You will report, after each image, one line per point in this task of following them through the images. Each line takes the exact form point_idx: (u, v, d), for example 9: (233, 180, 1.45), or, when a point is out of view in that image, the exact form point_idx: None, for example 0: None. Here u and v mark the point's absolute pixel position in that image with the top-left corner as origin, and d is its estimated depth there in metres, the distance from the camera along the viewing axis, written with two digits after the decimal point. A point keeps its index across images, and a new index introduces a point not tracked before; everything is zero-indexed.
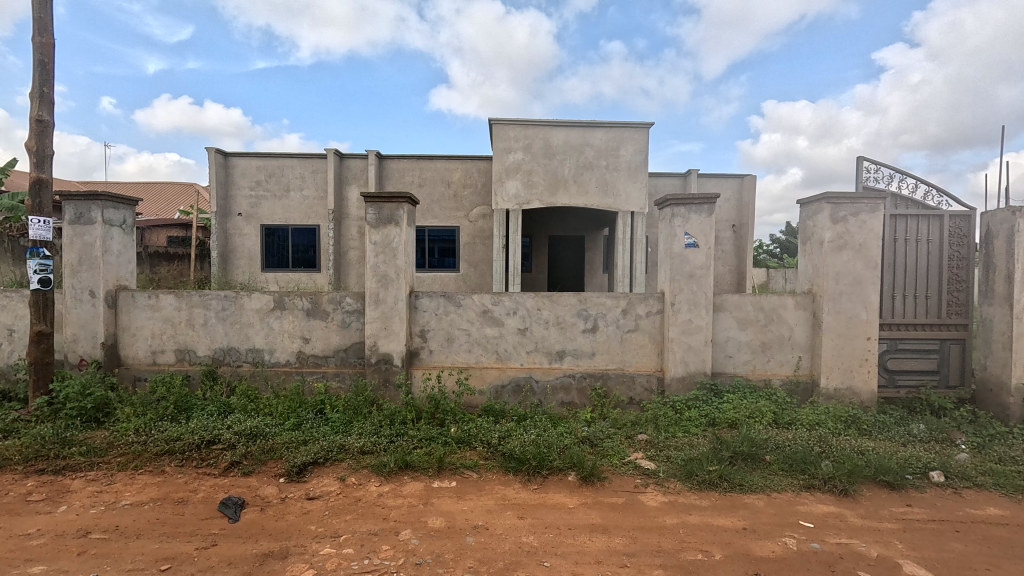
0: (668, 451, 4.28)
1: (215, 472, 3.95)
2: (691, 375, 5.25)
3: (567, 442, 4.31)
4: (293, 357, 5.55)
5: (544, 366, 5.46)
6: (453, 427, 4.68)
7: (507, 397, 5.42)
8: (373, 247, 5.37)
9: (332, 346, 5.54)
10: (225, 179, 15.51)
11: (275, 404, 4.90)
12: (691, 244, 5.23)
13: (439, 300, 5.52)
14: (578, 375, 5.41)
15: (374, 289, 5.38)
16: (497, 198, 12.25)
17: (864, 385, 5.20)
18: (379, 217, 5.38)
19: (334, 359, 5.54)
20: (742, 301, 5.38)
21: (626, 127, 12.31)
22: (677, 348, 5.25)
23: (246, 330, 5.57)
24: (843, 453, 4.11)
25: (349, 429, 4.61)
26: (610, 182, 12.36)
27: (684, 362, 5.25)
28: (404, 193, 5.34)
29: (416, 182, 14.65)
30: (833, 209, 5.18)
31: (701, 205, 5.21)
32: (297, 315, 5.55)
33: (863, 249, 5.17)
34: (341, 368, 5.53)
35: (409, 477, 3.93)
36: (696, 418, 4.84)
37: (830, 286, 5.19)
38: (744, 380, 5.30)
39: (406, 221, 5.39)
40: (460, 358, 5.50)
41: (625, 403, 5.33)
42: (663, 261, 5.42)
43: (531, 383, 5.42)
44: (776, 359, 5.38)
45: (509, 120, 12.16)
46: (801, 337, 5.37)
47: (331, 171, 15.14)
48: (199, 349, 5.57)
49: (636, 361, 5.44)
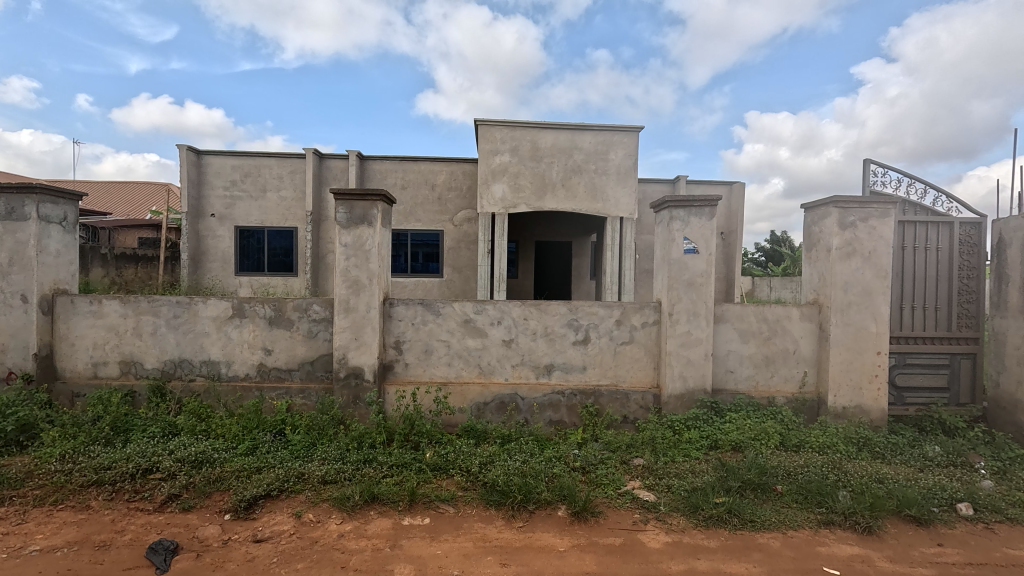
0: (669, 478, 3.84)
1: (149, 508, 3.40)
2: (690, 392, 4.83)
3: (556, 470, 3.85)
4: (254, 370, 5.01)
5: (531, 381, 5.00)
6: (429, 451, 4.20)
7: (490, 416, 4.94)
8: (343, 250, 4.88)
9: (297, 358, 5.02)
10: (199, 179, 14.82)
11: (228, 424, 4.36)
12: (690, 249, 4.84)
13: (417, 308, 5.03)
14: (568, 391, 4.96)
15: (344, 295, 4.88)
16: (483, 201, 11.80)
17: (873, 403, 4.83)
18: (351, 217, 4.88)
19: (300, 373, 5.02)
20: (744, 312, 5.00)
21: (616, 131, 11.99)
22: (675, 363, 4.83)
23: (201, 340, 5.02)
24: (860, 482, 3.70)
25: (311, 454, 4.09)
26: (599, 186, 12.00)
27: (682, 378, 4.83)
28: (379, 190, 4.85)
29: (399, 184, 14.15)
30: (842, 214, 4.83)
31: (702, 208, 4.82)
32: (258, 324, 5.02)
33: (872, 257, 4.82)
34: (307, 383, 5.00)
35: (377, 512, 3.42)
36: (696, 440, 4.41)
37: (838, 296, 4.83)
38: (746, 398, 4.90)
39: (380, 221, 4.90)
40: (438, 372, 5.01)
41: (619, 422, 4.90)
42: (660, 268, 5.01)
43: (517, 400, 4.95)
44: (781, 375, 5.00)
45: (495, 121, 11.75)
46: (807, 351, 5.00)
47: (310, 172, 14.56)
48: (148, 362, 5.00)
49: (630, 377, 5.01)
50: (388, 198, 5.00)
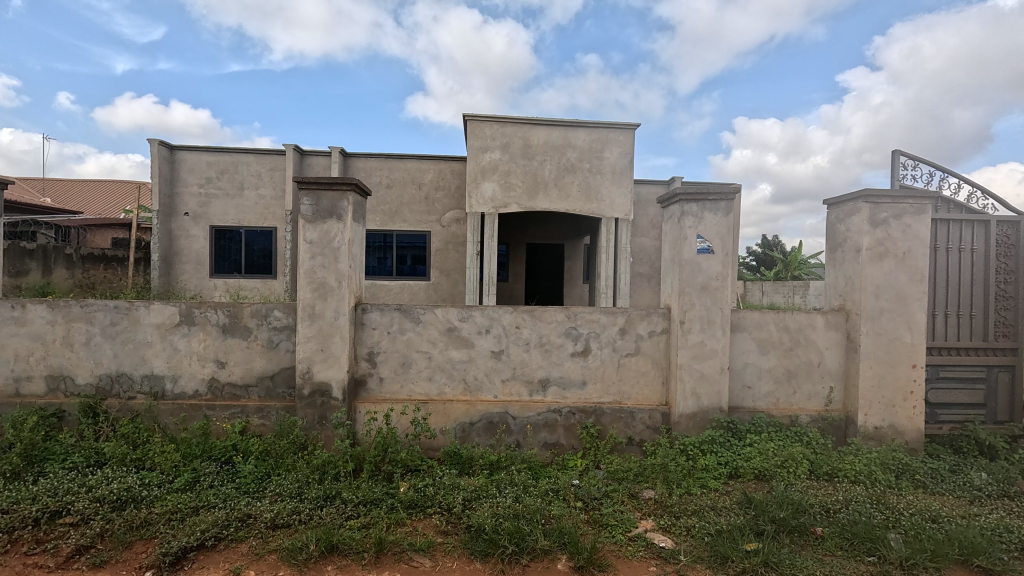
0: (687, 517, 3.25)
1: (49, 566, 2.73)
2: (704, 411, 4.26)
3: (554, 510, 3.24)
4: (204, 386, 4.35)
5: (523, 398, 4.40)
6: (405, 484, 3.56)
7: (476, 438, 4.32)
8: (307, 247, 4.24)
9: (254, 372, 4.36)
10: (171, 176, 14.03)
11: (167, 452, 3.69)
12: (704, 249, 4.28)
13: (393, 315, 4.40)
14: (565, 410, 4.36)
15: (309, 300, 4.24)
16: (472, 200, 11.19)
17: (908, 423, 4.29)
18: (317, 209, 4.25)
19: (258, 389, 4.36)
20: (763, 319, 4.44)
21: (611, 128, 11.47)
22: (686, 378, 4.26)
23: (143, 351, 4.34)
24: (913, 522, 3.14)
25: (263, 489, 3.44)
26: (593, 186, 11.46)
27: (695, 395, 4.26)
28: (349, 178, 4.23)
29: (384, 183, 13.49)
30: (872, 210, 4.30)
31: (717, 201, 4.28)
32: (209, 333, 4.36)
33: (907, 258, 4.29)
34: (266, 401, 4.35)
35: (335, 568, 2.78)
36: (714, 469, 3.83)
37: (868, 302, 4.30)
38: (767, 417, 4.34)
39: (352, 213, 4.27)
40: (418, 389, 4.39)
41: (623, 445, 4.32)
42: (670, 269, 4.45)
43: (507, 421, 4.34)
44: (804, 391, 4.45)
45: (485, 116, 11.16)
46: (833, 364, 4.45)
47: (290, 169, 13.84)
48: (79, 376, 4.31)
49: (635, 394, 4.43)
50: (360, 188, 4.39)
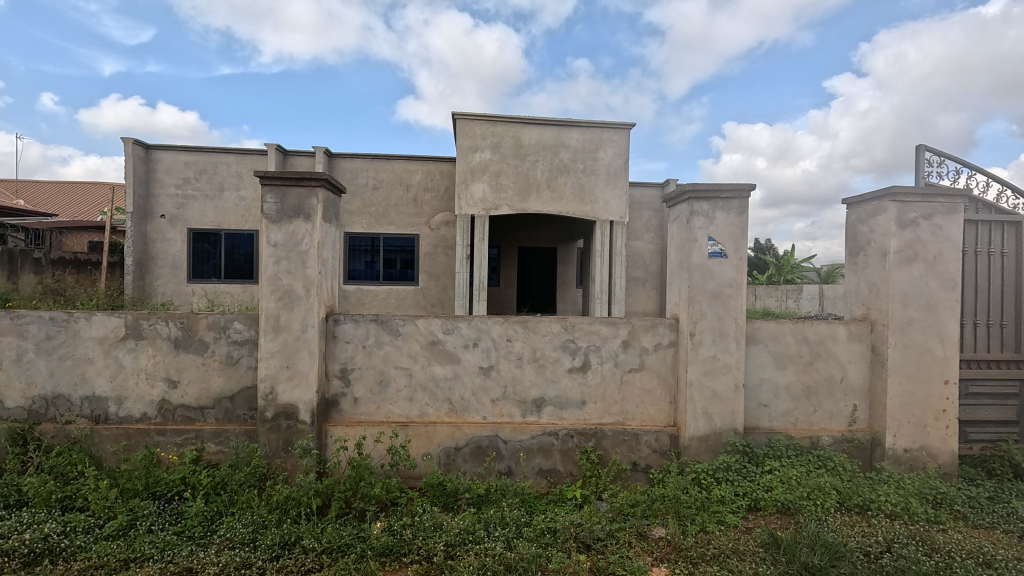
0: (707, 565, 2.80)
1: None
2: (716, 433, 3.83)
3: (552, 558, 2.77)
4: (154, 409, 3.84)
5: (516, 420, 3.93)
6: (379, 525, 3.08)
7: (463, 466, 3.86)
8: (271, 251, 3.74)
9: (211, 392, 3.86)
10: (147, 176, 13.42)
11: (103, 490, 3.18)
12: (716, 253, 3.84)
13: (368, 327, 3.92)
14: (563, 433, 3.90)
15: (273, 311, 3.74)
16: (462, 202, 10.73)
17: (940, 445, 3.88)
18: (281, 208, 3.75)
19: (215, 412, 3.86)
20: (780, 331, 4.02)
21: (605, 128, 11.08)
22: (697, 397, 3.82)
23: (83, 370, 3.82)
24: (967, 570, 2.70)
25: (212, 535, 2.94)
26: (587, 188, 11.04)
27: (706, 416, 3.83)
28: (319, 173, 3.74)
29: (371, 184, 12.98)
30: (900, 209, 3.89)
31: (729, 200, 3.85)
32: (160, 348, 3.85)
33: (938, 263, 3.89)
34: (224, 426, 3.84)
35: None
36: (731, 502, 3.40)
37: (896, 311, 3.89)
38: (785, 440, 3.92)
39: (321, 211, 3.79)
40: (397, 410, 3.92)
41: (627, 471, 3.87)
42: (677, 275, 4.01)
43: (497, 445, 3.88)
44: (825, 410, 4.02)
45: (475, 114, 10.72)
46: (856, 379, 4.03)
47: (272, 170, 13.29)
48: (9, 399, 3.77)
49: (639, 414, 3.99)
50: (331, 184, 3.90)
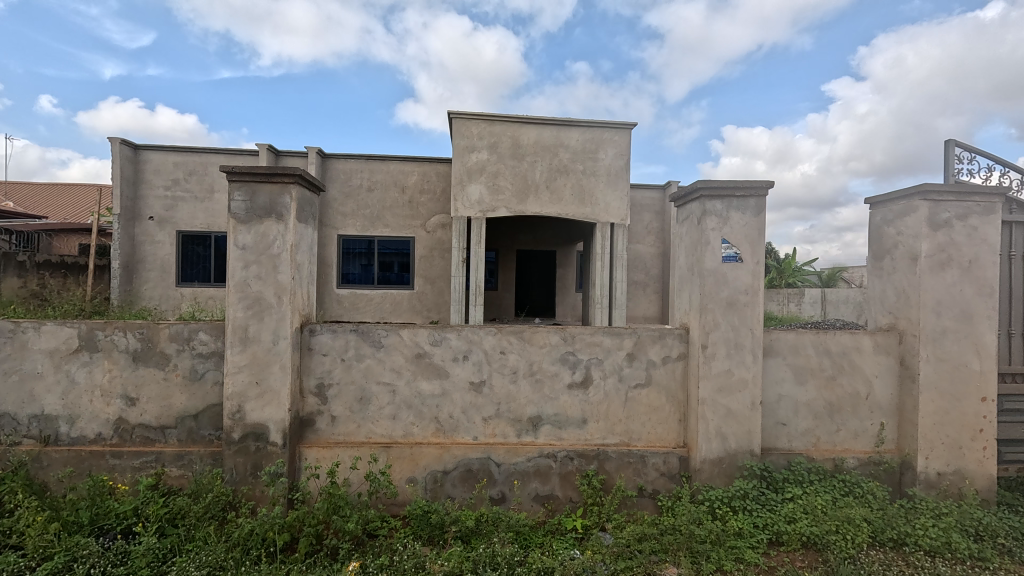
0: None
1: None
2: (731, 456, 3.47)
3: None
4: (109, 428, 3.47)
5: (510, 441, 3.57)
6: (352, 566, 2.71)
7: (452, 491, 3.50)
8: (239, 254, 3.38)
9: (173, 411, 3.49)
10: (135, 177, 13.05)
11: (40, 526, 2.82)
12: (731, 257, 3.50)
13: (348, 338, 3.56)
14: (561, 455, 3.55)
15: (241, 320, 3.38)
16: (458, 203, 10.38)
17: (977, 469, 3.52)
18: (251, 207, 3.39)
19: (177, 432, 3.49)
20: (801, 342, 3.66)
21: (606, 128, 10.74)
22: (710, 415, 3.46)
23: (31, 385, 3.45)
24: None
25: None
26: (587, 189, 10.70)
27: (720, 437, 3.47)
28: (292, 168, 3.38)
29: (365, 186, 12.63)
30: (933, 209, 3.54)
31: (745, 199, 3.50)
32: (117, 361, 3.48)
33: (974, 268, 3.54)
34: (187, 447, 3.48)
35: None
36: (751, 536, 3.03)
37: (929, 321, 3.54)
38: (807, 463, 3.56)
39: (295, 210, 3.43)
40: (379, 430, 3.55)
41: (632, 498, 3.52)
42: (688, 281, 3.66)
43: (489, 469, 3.52)
44: (849, 429, 3.67)
45: (472, 113, 10.39)
46: (883, 395, 3.68)
47: None
48: None
49: (646, 434, 3.63)
50: (305, 181, 3.54)
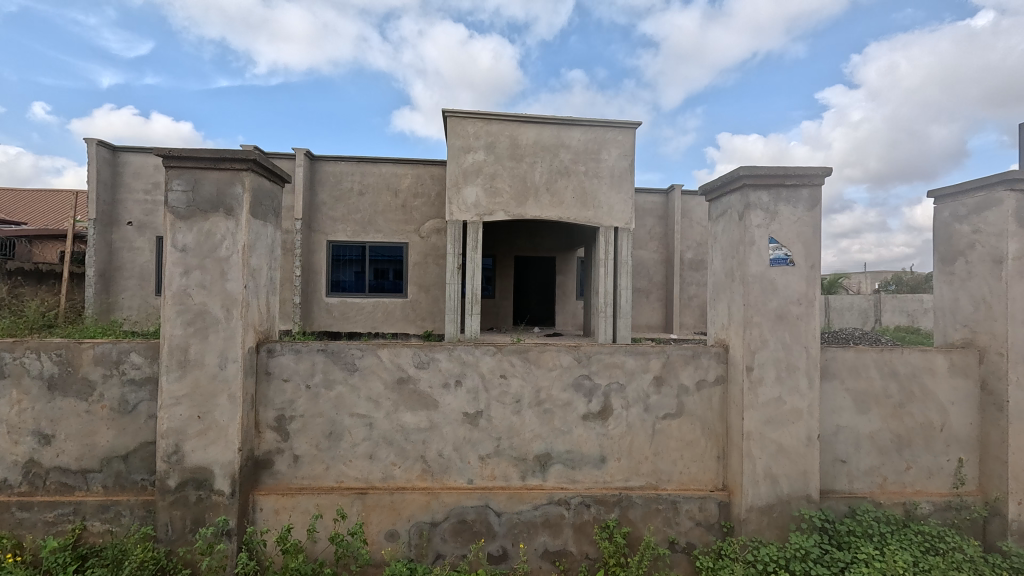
0: None
1: None
2: (784, 503, 2.83)
3: None
4: (17, 474, 2.80)
5: (512, 485, 2.93)
6: None
7: (442, 548, 2.85)
8: (178, 257, 2.73)
9: (98, 451, 2.83)
10: (112, 181, 12.38)
11: None
12: (780, 260, 2.88)
13: (315, 360, 2.92)
14: (576, 502, 2.91)
15: (181, 340, 2.73)
16: (453, 207, 9.77)
17: None
18: (194, 199, 2.76)
19: (102, 478, 2.83)
20: (864, 363, 3.04)
21: (609, 127, 10.17)
22: (758, 453, 2.83)
23: None
24: None
25: None
26: (589, 192, 10.11)
27: (770, 479, 2.83)
28: (245, 151, 2.75)
29: (356, 189, 12.02)
30: (1021, 202, 2.94)
31: (796, 190, 2.89)
32: (28, 391, 2.82)
33: None
34: (113, 497, 2.81)
35: None
36: None
37: (1018, 337, 2.93)
38: (874, 510, 2.93)
39: (249, 203, 2.79)
40: (352, 472, 2.91)
41: (663, 555, 2.87)
42: (727, 289, 3.04)
43: (487, 520, 2.87)
44: (921, 466, 3.05)
45: (467, 112, 9.81)
46: (960, 426, 3.06)
47: None
48: None
49: (678, 475, 2.99)
50: (263, 170, 2.91)
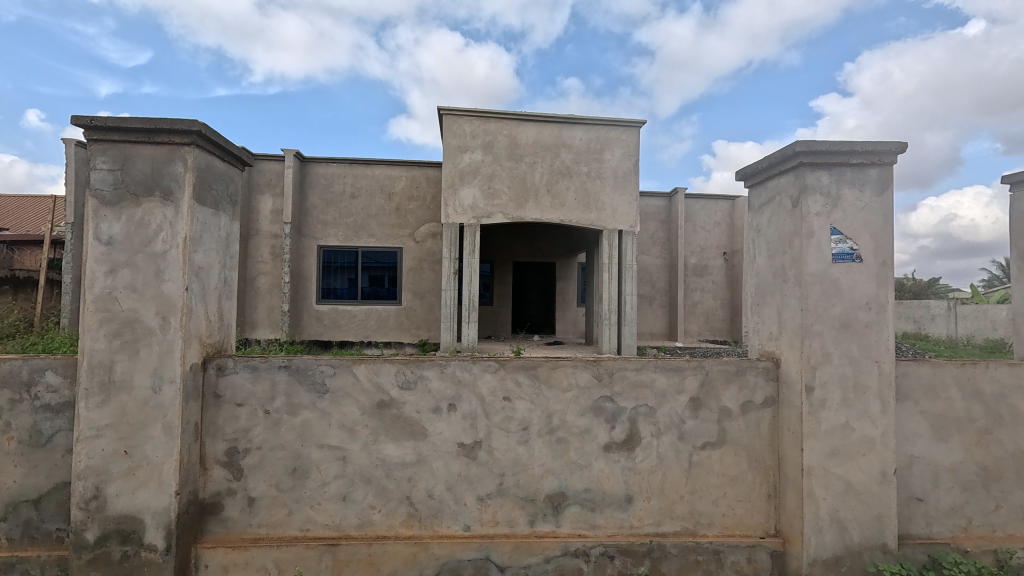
0: None
1: None
2: (856, 555, 2.29)
3: None
4: None
5: (519, 532, 2.38)
6: None
7: None
8: (102, 252, 2.19)
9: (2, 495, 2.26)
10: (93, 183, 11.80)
11: None
12: (845, 255, 2.36)
13: (275, 380, 2.37)
14: (598, 553, 2.36)
15: (105, 356, 2.18)
16: (448, 208, 9.27)
17: None
18: (124, 180, 2.22)
19: (6, 528, 2.26)
20: (944, 381, 2.51)
21: (612, 126, 9.68)
22: (821, 494, 2.30)
23: None
24: None
25: None
26: (592, 193, 9.61)
27: (837, 526, 2.29)
28: (187, 121, 2.21)
29: (348, 192, 11.49)
30: None
31: (863, 170, 2.38)
32: None
33: None
34: (21, 553, 2.24)
35: None
36: None
37: None
38: (963, 561, 2.39)
39: (193, 184, 2.26)
40: (320, 518, 2.35)
41: None
42: (778, 290, 2.52)
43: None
44: (1014, 506, 2.52)
45: (464, 109, 9.33)
46: None
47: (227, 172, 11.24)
48: None
49: (720, 517, 2.45)
50: (214, 147, 2.38)
